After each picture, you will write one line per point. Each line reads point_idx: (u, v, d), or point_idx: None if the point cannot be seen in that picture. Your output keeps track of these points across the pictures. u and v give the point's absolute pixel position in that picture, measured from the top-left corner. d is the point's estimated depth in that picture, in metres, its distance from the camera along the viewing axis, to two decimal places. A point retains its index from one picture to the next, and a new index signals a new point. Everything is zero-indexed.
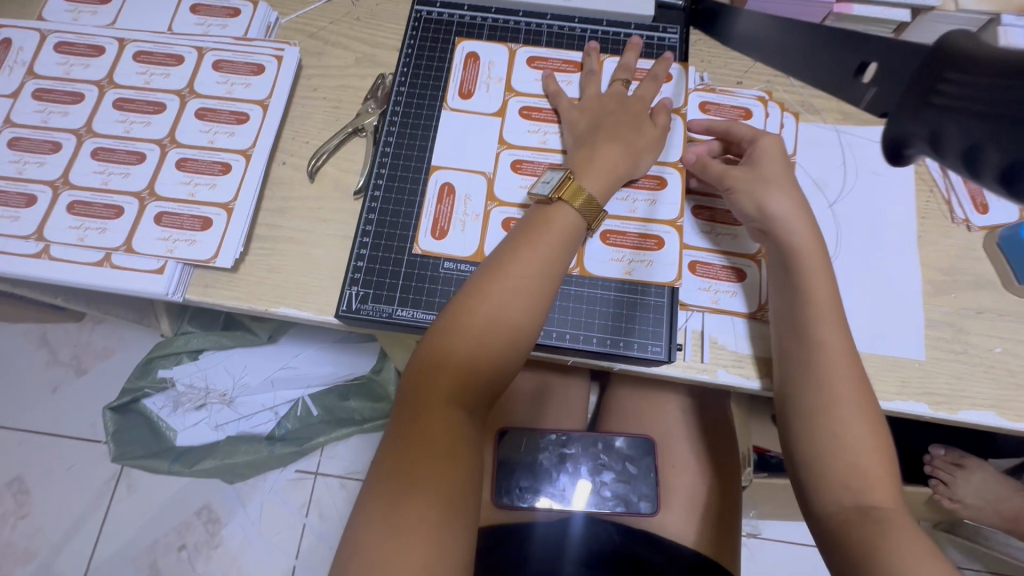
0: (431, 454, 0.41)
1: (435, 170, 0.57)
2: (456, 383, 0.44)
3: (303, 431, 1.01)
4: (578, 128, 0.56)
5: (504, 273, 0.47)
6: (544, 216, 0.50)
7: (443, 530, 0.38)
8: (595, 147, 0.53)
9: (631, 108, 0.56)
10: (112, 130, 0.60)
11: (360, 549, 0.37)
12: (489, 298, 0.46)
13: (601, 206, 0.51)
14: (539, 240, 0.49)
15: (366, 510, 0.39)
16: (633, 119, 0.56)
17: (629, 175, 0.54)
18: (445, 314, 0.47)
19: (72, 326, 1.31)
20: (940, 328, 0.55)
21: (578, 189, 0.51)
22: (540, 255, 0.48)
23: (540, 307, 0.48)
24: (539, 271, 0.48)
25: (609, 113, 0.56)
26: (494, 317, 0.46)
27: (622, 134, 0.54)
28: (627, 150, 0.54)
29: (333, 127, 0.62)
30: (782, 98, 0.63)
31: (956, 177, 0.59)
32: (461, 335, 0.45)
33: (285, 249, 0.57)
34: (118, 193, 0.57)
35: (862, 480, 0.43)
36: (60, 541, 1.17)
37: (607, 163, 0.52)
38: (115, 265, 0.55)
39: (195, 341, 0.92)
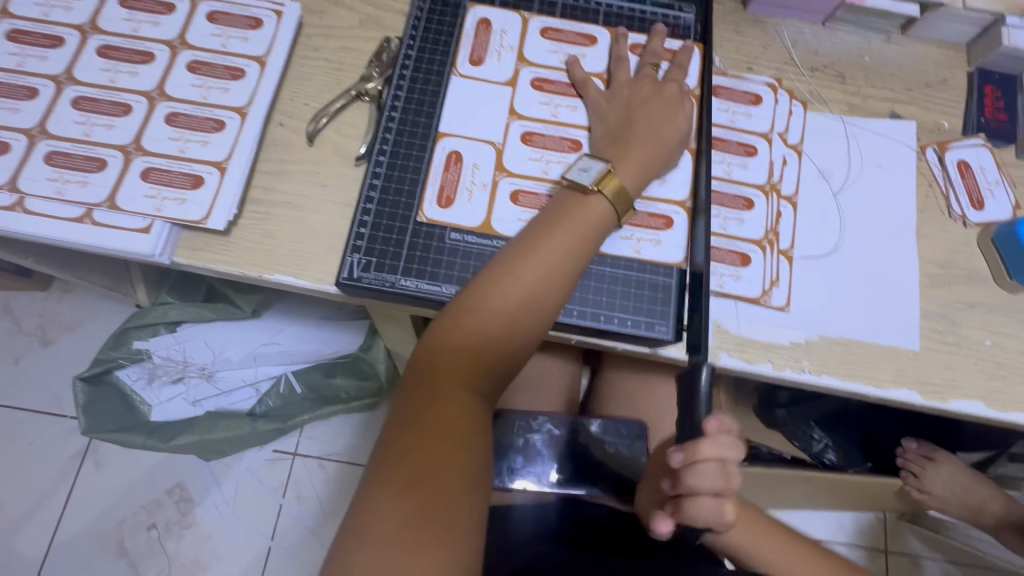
0: (444, 440, 0.40)
1: (443, 137, 0.56)
2: (475, 364, 0.43)
3: (286, 409, 0.98)
4: (609, 115, 0.55)
5: (533, 256, 0.46)
6: (577, 199, 0.49)
7: (452, 519, 0.38)
8: (628, 139, 0.52)
9: (664, 97, 0.55)
10: (95, 78, 0.56)
11: (364, 531, 0.36)
12: (518, 281, 0.45)
13: (632, 199, 0.50)
14: (568, 226, 0.47)
15: (372, 491, 0.38)
16: (664, 105, 0.55)
17: (660, 170, 0.53)
18: (468, 289, 0.45)
19: (37, 295, 1.25)
20: (933, 319, 0.56)
21: (612, 180, 0.49)
22: (570, 241, 0.47)
23: (564, 295, 0.47)
24: (563, 258, 0.46)
25: (641, 101, 0.55)
26: (520, 301, 0.44)
27: (653, 126, 0.53)
28: (659, 141, 0.53)
29: (334, 89, 0.59)
30: (792, 86, 0.63)
31: (954, 174, 0.61)
32: (484, 315, 0.44)
33: (282, 214, 0.54)
34: (101, 145, 0.54)
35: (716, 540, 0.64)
36: (21, 518, 1.12)
37: (638, 155, 0.52)
38: (97, 222, 0.52)
39: (175, 312, 0.89)
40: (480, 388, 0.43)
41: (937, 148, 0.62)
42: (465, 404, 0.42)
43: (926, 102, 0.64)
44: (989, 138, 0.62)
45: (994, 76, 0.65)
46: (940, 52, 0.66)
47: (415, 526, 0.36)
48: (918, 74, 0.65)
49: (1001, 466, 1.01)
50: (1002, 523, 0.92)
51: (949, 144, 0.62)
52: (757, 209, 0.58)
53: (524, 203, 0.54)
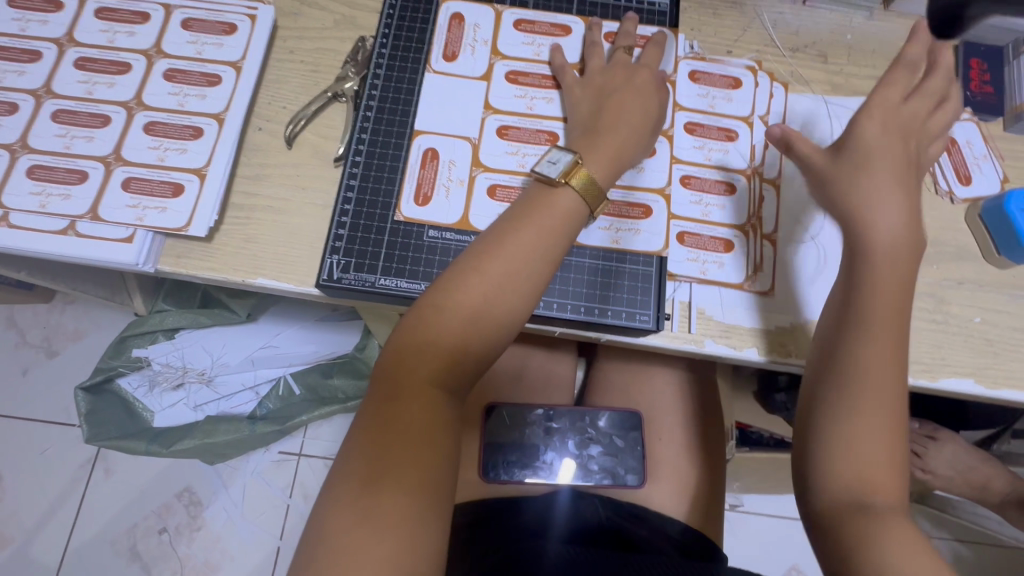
0: (410, 436, 0.40)
1: (419, 135, 0.56)
2: (443, 360, 0.43)
3: (285, 410, 0.98)
4: (581, 107, 0.54)
5: (499, 251, 0.46)
6: (546, 192, 0.49)
7: (421, 516, 0.38)
8: (598, 130, 0.52)
9: (636, 84, 0.55)
10: (73, 91, 0.56)
11: (331, 529, 0.36)
12: (485, 276, 0.45)
13: (602, 192, 0.50)
14: (534, 221, 0.47)
15: (338, 486, 0.38)
16: (636, 94, 0.54)
17: (631, 159, 0.53)
18: (436, 287, 0.45)
19: (40, 307, 1.26)
20: (921, 298, 0.56)
21: (580, 173, 0.49)
22: (536, 235, 0.47)
23: (533, 288, 0.46)
24: (531, 253, 0.46)
25: (614, 90, 0.54)
26: (487, 295, 0.44)
27: (624, 114, 0.53)
28: (631, 131, 0.52)
29: (310, 91, 0.59)
30: (772, 68, 0.62)
31: (941, 150, 0.60)
32: (452, 312, 0.44)
33: (262, 218, 0.55)
34: (82, 157, 0.54)
35: (868, 488, 0.40)
36: (34, 527, 1.14)
37: (608, 146, 0.51)
38: (80, 233, 0.52)
39: (172, 319, 0.91)
40: (449, 384, 0.43)
41: None
42: (432, 403, 0.42)
43: None
44: (975, 112, 0.61)
45: (980, 49, 0.63)
46: None
47: (384, 523, 0.36)
48: (900, 50, 0.64)
49: (1005, 443, 0.99)
50: (1006, 500, 0.91)
51: None
52: (739, 194, 0.57)
53: (501, 197, 0.54)
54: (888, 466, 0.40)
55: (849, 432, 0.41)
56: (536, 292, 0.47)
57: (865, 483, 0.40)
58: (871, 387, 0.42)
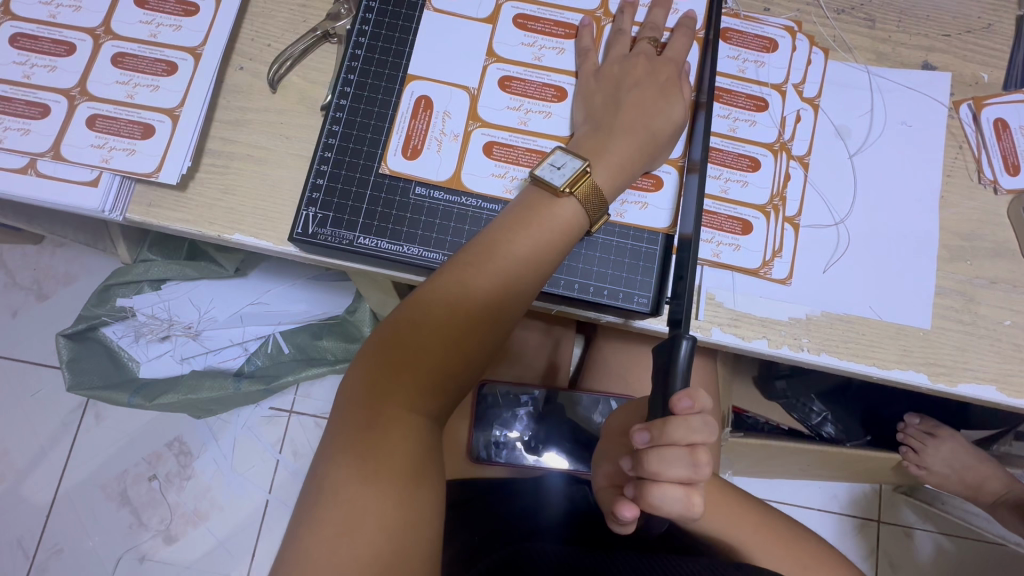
0: (410, 424, 0.39)
1: (412, 80, 0.50)
2: (446, 355, 0.41)
3: (271, 369, 0.96)
4: (595, 101, 0.49)
5: (512, 242, 0.43)
6: (546, 194, 0.45)
7: (413, 510, 0.38)
8: (611, 133, 0.47)
9: (658, 80, 0.49)
10: (35, 13, 0.51)
11: (323, 508, 0.36)
12: (497, 275, 0.42)
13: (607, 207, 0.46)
14: (551, 219, 0.44)
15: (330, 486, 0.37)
16: (658, 92, 0.48)
17: (643, 170, 0.48)
18: (442, 271, 0.43)
19: (29, 248, 1.23)
20: (950, 296, 0.51)
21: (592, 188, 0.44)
22: (557, 239, 0.44)
23: (538, 288, 0.44)
24: (545, 255, 0.43)
25: (634, 82, 0.48)
26: (494, 291, 0.42)
27: (640, 117, 0.47)
28: (647, 142, 0.47)
29: (298, 29, 0.53)
30: (813, 31, 0.56)
31: (989, 135, 0.54)
32: (458, 301, 0.41)
33: (241, 168, 0.50)
34: (43, 89, 0.49)
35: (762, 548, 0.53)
36: (25, 468, 1.14)
37: (619, 158, 0.46)
38: (42, 173, 0.48)
39: (156, 269, 0.86)
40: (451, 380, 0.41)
41: (972, 105, 0.55)
42: (425, 405, 0.40)
43: (965, 51, 0.57)
44: None
45: None
46: None
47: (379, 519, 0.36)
48: (958, 18, 0.57)
49: (1005, 445, 0.95)
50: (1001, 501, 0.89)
51: (986, 99, 0.55)
52: (763, 170, 0.52)
53: (499, 156, 0.49)
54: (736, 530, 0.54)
55: (713, 525, 0.54)
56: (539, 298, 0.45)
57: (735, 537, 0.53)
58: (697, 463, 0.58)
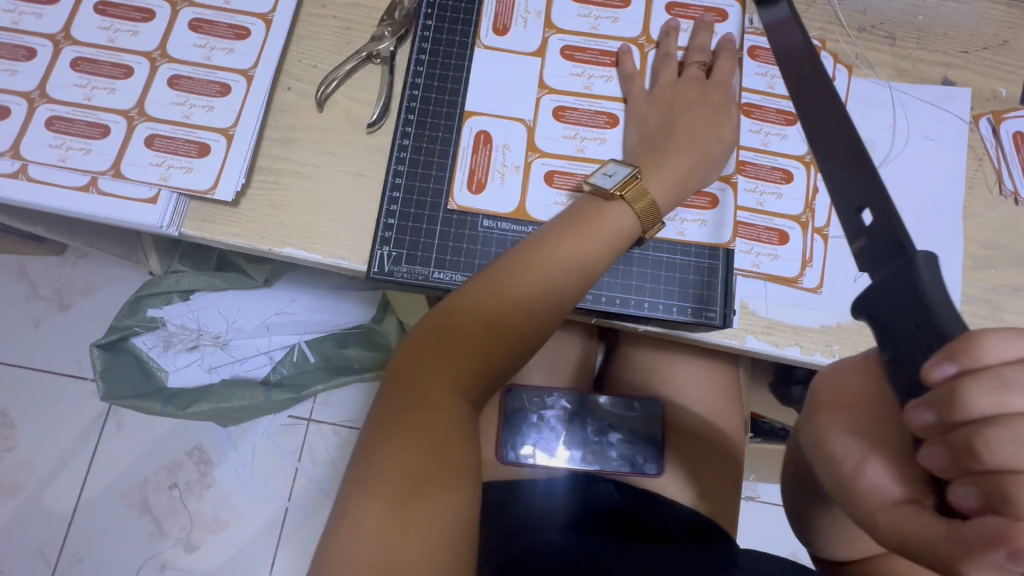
0: (451, 420, 0.38)
1: (470, 115, 0.53)
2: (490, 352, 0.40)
3: (298, 378, 0.98)
4: (649, 124, 0.51)
5: (560, 242, 0.43)
6: (599, 201, 0.46)
7: (450, 511, 0.36)
8: (669, 150, 0.48)
9: (710, 103, 0.51)
10: (94, 38, 0.53)
11: (367, 502, 0.35)
12: (539, 269, 0.42)
13: (661, 214, 0.47)
14: (598, 221, 0.45)
15: (374, 480, 0.36)
16: (711, 112, 0.51)
17: (699, 185, 0.50)
18: (489, 268, 0.43)
19: (52, 260, 1.25)
20: (975, 304, 0.53)
21: (644, 193, 0.46)
22: (599, 238, 0.44)
23: (582, 292, 0.44)
24: (587, 252, 0.43)
25: (686, 104, 0.51)
26: (540, 289, 0.42)
27: (698, 138, 0.49)
28: (702, 159, 0.49)
29: (344, 50, 0.56)
30: (837, 49, 0.58)
31: (1008, 149, 0.56)
32: (505, 297, 0.41)
33: (292, 184, 0.52)
34: (103, 110, 0.51)
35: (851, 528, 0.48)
36: (48, 477, 1.16)
37: (678, 173, 0.48)
38: (102, 191, 0.50)
39: (187, 281, 0.89)
40: (491, 381, 0.41)
41: (991, 119, 0.57)
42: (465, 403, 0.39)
43: (983, 67, 0.59)
44: None
45: None
46: (1001, 10, 0.60)
47: (423, 513, 0.35)
48: (975, 36, 0.60)
49: None
50: None
51: (1005, 113, 0.58)
52: (796, 182, 0.54)
53: (560, 185, 0.52)
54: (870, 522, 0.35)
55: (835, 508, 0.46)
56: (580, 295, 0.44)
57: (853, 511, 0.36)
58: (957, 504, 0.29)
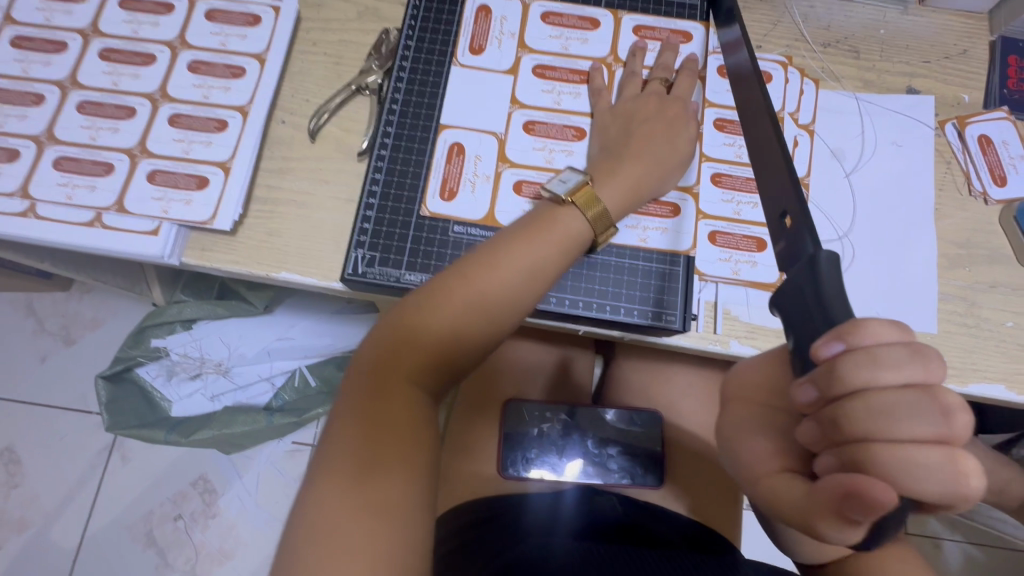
0: (404, 405, 0.40)
1: (445, 128, 0.56)
2: (442, 346, 0.42)
3: (300, 403, 0.99)
4: (609, 134, 0.54)
5: (514, 242, 0.45)
6: (554, 207, 0.48)
7: (396, 486, 0.37)
8: (622, 158, 0.51)
9: (667, 116, 0.54)
10: (99, 82, 0.56)
11: (325, 499, 0.36)
12: (493, 271, 0.44)
13: (612, 221, 0.49)
14: (551, 225, 0.47)
15: (329, 477, 0.37)
16: (667, 125, 0.53)
17: (653, 191, 0.52)
18: (450, 270, 0.45)
19: (58, 295, 1.28)
20: (952, 301, 0.54)
21: (594, 198, 0.48)
22: (550, 242, 0.46)
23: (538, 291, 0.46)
24: (539, 255, 0.45)
25: (645, 116, 0.53)
26: (494, 286, 0.44)
27: (651, 147, 0.52)
28: (655, 167, 0.52)
29: (334, 84, 0.59)
30: (803, 63, 0.61)
31: (974, 151, 0.59)
32: (459, 292, 0.43)
33: (287, 212, 0.55)
34: (107, 149, 0.54)
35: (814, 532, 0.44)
36: (54, 512, 1.16)
37: (629, 179, 0.50)
38: (107, 226, 0.52)
39: (189, 310, 0.91)
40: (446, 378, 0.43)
41: (956, 123, 0.60)
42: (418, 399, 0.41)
43: (944, 75, 0.61)
44: (1011, 111, 0.60)
45: (1017, 45, 0.62)
46: (959, 21, 0.63)
47: (381, 506, 0.36)
48: (936, 46, 0.62)
49: None
50: None
51: (969, 118, 0.60)
52: None
53: (528, 193, 0.54)
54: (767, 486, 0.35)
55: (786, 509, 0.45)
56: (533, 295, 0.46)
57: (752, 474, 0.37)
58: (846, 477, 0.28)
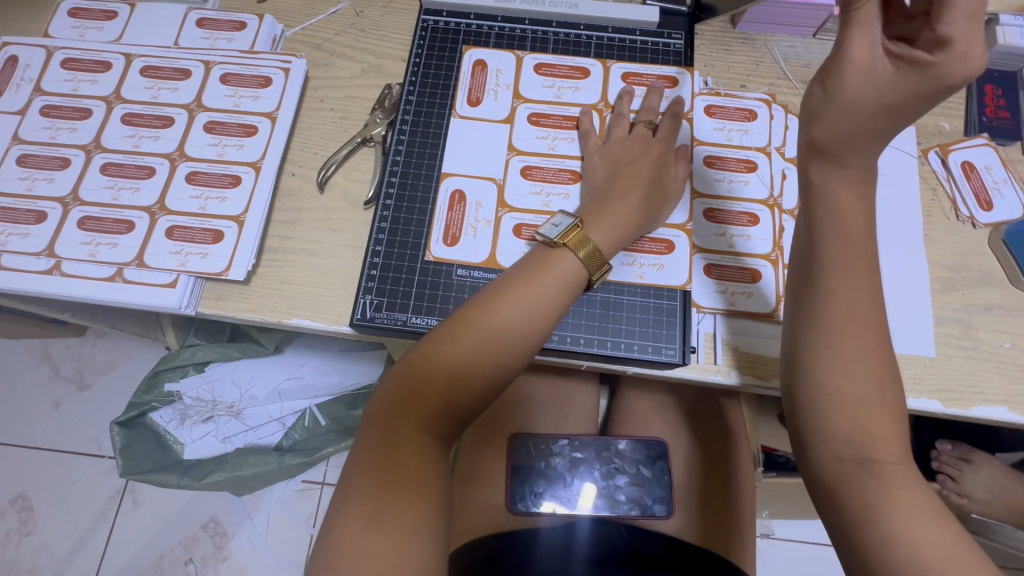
0: (415, 452, 0.42)
1: (446, 177, 0.59)
2: (451, 397, 0.44)
3: (311, 441, 1.00)
4: (596, 175, 0.56)
5: (514, 284, 0.48)
6: (547, 248, 0.51)
7: (407, 531, 0.38)
8: (609, 199, 0.54)
9: (652, 156, 0.57)
10: (121, 145, 0.60)
11: (337, 543, 0.37)
12: (493, 313, 0.46)
13: (605, 259, 0.51)
14: (548, 266, 0.49)
15: (341, 522, 0.38)
16: (652, 164, 0.56)
17: (641, 230, 0.54)
18: (455, 315, 0.47)
19: (73, 342, 1.31)
20: (948, 325, 0.55)
21: (584, 239, 0.50)
22: (547, 282, 0.48)
23: (539, 329, 0.48)
24: (537, 295, 0.47)
25: (630, 158, 0.56)
26: (495, 329, 0.46)
27: (637, 186, 0.54)
28: (640, 205, 0.54)
29: (341, 137, 0.62)
30: (786, 100, 0.64)
31: (959, 177, 0.60)
32: (461, 345, 0.45)
33: (298, 260, 0.57)
34: (128, 208, 0.57)
35: (865, 433, 0.40)
36: (65, 560, 1.16)
37: (616, 218, 0.53)
38: (127, 280, 0.55)
39: (201, 353, 0.92)
40: (456, 420, 0.44)
41: (939, 151, 0.62)
42: (428, 441, 0.42)
43: None
44: (992, 137, 0.62)
45: (992, 75, 0.64)
46: None
47: (390, 549, 0.37)
48: None
49: None
50: None
51: (952, 145, 0.62)
52: (762, 224, 0.58)
53: (527, 236, 0.56)
54: (878, 405, 0.40)
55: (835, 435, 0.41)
56: (535, 334, 0.47)
57: (862, 428, 0.40)
58: (850, 230, 0.43)
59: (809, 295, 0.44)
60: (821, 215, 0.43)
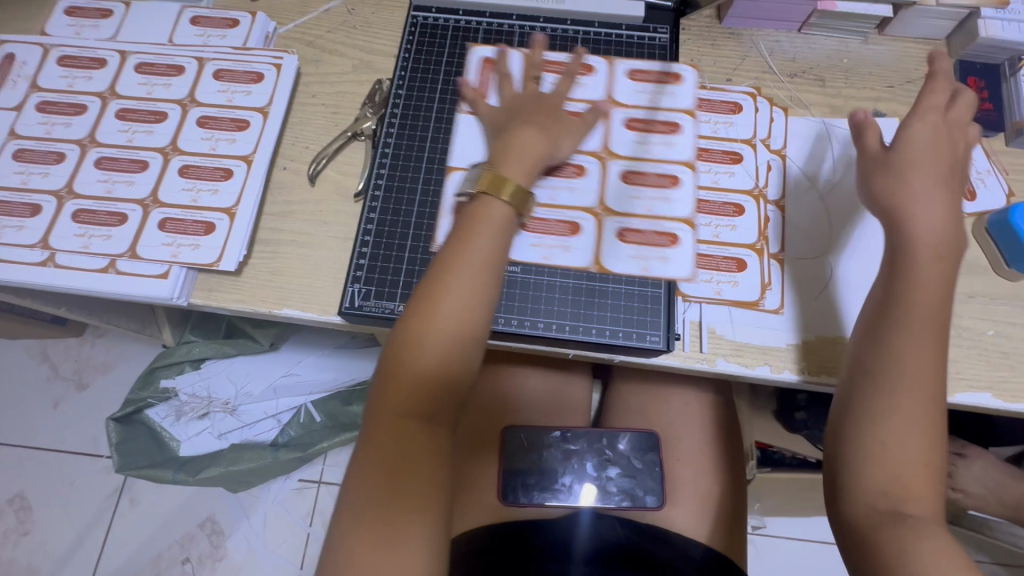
0: (407, 440, 0.43)
1: (452, 171, 0.59)
2: (434, 386, 0.44)
3: (306, 437, 1.01)
4: (495, 120, 0.57)
5: (458, 250, 0.47)
6: (474, 199, 0.50)
7: (413, 520, 0.40)
8: (512, 132, 0.54)
9: (552, 100, 0.57)
10: (115, 139, 0.61)
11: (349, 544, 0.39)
12: (448, 287, 0.45)
13: (527, 191, 0.50)
14: (484, 223, 0.48)
15: (352, 522, 0.40)
16: (551, 107, 0.57)
17: (550, 159, 0.54)
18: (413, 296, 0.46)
19: (72, 341, 1.31)
20: None
21: (499, 179, 0.49)
22: (489, 242, 0.47)
23: (493, 289, 0.47)
24: (483, 257, 0.47)
25: (518, 103, 0.57)
26: (451, 301, 0.45)
27: (549, 120, 0.55)
28: (544, 136, 0.54)
29: (332, 131, 0.63)
30: (771, 93, 0.65)
31: None
32: (433, 334, 0.44)
33: (288, 251, 0.58)
34: (122, 201, 0.58)
35: (905, 487, 0.40)
36: (63, 559, 1.16)
37: (522, 148, 0.52)
38: (120, 271, 0.56)
39: (198, 349, 0.93)
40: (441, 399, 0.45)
41: None
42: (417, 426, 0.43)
43: (908, 98, 0.65)
44: (975, 128, 0.63)
45: (975, 67, 0.65)
46: (919, 48, 0.67)
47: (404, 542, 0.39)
48: (898, 71, 0.66)
49: None
50: None
51: None
52: (748, 214, 0.59)
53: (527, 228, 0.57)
54: (923, 445, 0.41)
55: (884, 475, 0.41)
56: (490, 297, 0.47)
57: (902, 482, 0.40)
58: (926, 273, 0.44)
59: (884, 329, 0.44)
60: (902, 273, 0.45)
